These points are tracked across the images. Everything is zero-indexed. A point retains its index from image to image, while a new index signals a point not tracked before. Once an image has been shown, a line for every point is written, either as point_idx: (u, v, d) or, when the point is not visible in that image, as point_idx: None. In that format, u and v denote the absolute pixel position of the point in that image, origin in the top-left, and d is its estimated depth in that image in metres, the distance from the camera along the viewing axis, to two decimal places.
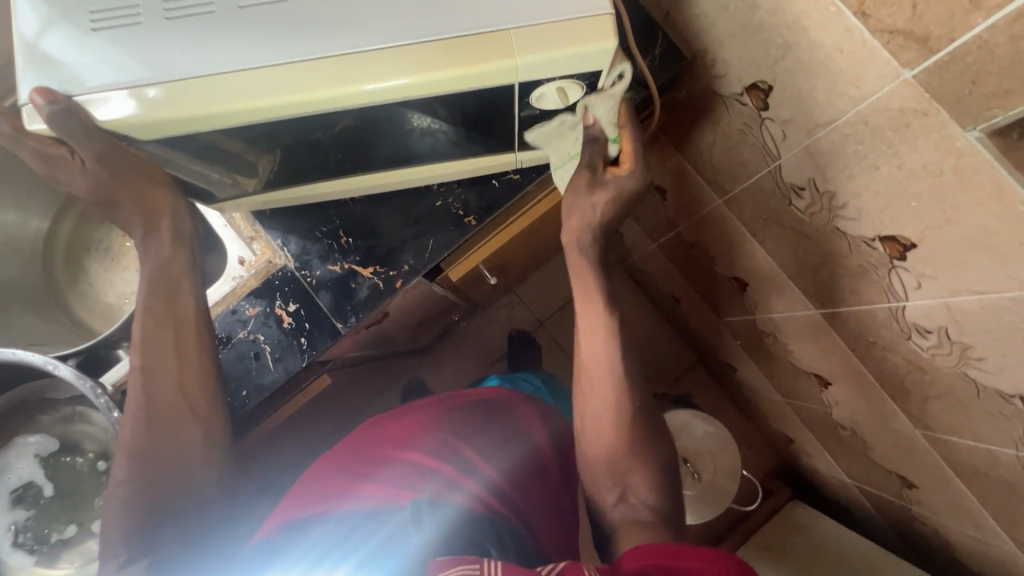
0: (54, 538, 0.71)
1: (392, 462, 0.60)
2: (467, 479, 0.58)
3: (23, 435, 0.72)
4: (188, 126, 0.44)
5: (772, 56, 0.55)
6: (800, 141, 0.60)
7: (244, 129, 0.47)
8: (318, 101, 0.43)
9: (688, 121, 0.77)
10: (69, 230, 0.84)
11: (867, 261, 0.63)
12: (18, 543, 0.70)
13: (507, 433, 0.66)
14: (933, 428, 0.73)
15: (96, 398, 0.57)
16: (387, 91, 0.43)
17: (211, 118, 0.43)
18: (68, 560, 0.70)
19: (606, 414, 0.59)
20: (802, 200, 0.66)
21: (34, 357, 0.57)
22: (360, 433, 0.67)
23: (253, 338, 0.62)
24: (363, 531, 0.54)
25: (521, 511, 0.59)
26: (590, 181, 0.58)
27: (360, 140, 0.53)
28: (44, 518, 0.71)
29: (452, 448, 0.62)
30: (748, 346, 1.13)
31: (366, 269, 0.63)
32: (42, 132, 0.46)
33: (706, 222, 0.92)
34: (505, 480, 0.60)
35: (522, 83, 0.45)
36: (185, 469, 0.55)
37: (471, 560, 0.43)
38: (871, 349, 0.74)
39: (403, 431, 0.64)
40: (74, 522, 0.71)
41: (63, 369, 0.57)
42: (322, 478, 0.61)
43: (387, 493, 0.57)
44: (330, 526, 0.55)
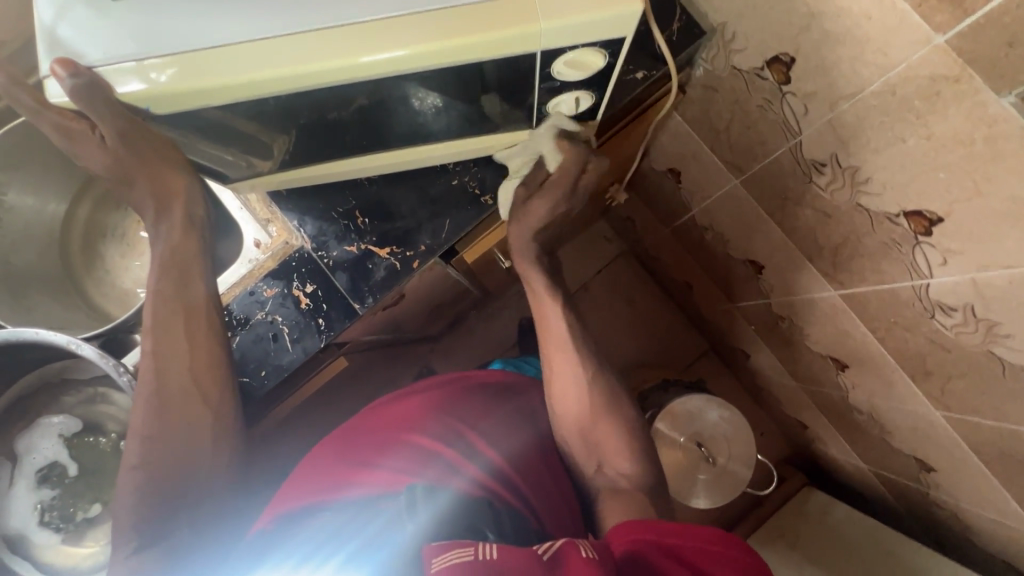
0: (79, 517, 0.72)
1: (394, 448, 0.61)
2: (467, 464, 0.59)
3: (45, 417, 0.72)
4: (204, 100, 0.44)
5: (796, 27, 0.54)
6: (822, 116, 0.58)
7: (259, 106, 0.47)
8: (330, 73, 0.42)
9: (705, 100, 0.76)
10: (86, 215, 0.84)
11: (890, 238, 0.62)
12: (44, 521, 0.71)
13: (510, 420, 0.67)
14: (954, 409, 0.72)
15: (119, 376, 0.58)
16: (387, 64, 0.42)
17: (212, 92, 0.43)
18: (94, 538, 0.71)
19: (572, 389, 0.65)
20: (823, 176, 0.64)
21: (57, 337, 0.57)
22: (359, 417, 0.68)
23: (271, 319, 0.62)
24: (362, 519, 0.53)
25: (527, 493, 0.58)
26: (526, 193, 0.61)
27: (375, 119, 0.52)
28: (69, 497, 0.72)
29: (455, 433, 0.63)
30: (763, 332, 1.12)
31: (382, 250, 0.62)
32: (64, 107, 0.46)
33: (722, 203, 0.90)
34: (511, 463, 0.61)
35: (545, 51, 0.43)
36: (193, 458, 0.56)
37: (465, 544, 0.43)
38: (892, 330, 0.73)
39: (405, 415, 0.65)
40: (99, 501, 0.72)
41: (86, 350, 0.57)
42: (322, 466, 0.62)
43: (388, 478, 0.57)
44: (330, 515, 0.55)
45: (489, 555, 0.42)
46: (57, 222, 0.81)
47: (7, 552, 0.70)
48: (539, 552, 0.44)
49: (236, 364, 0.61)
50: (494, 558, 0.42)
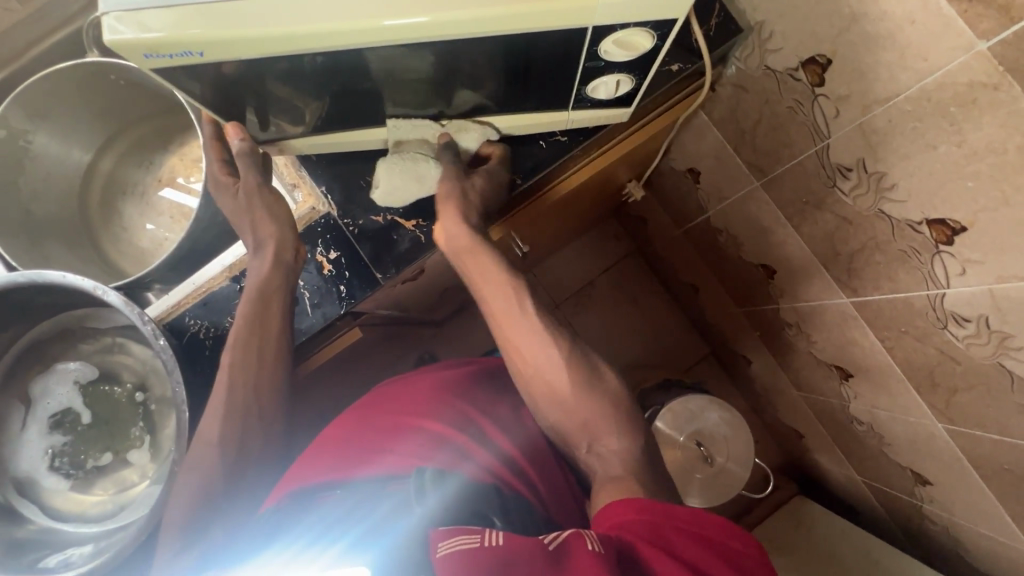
0: (90, 464, 0.72)
1: (405, 434, 0.61)
2: (476, 451, 0.59)
3: (63, 361, 0.73)
4: (235, 51, 0.42)
5: (835, 29, 0.54)
6: (853, 119, 0.59)
7: (290, 62, 0.45)
8: (372, 30, 0.41)
9: (734, 100, 0.76)
10: (110, 166, 0.84)
11: (910, 246, 0.62)
12: (55, 466, 0.71)
13: (518, 410, 0.67)
14: (957, 423, 0.73)
15: (143, 326, 0.57)
16: (407, 30, 0.41)
17: (245, 44, 0.41)
18: (103, 487, 0.72)
19: (555, 382, 0.58)
20: (847, 181, 0.65)
21: (84, 281, 0.57)
22: (372, 398, 0.69)
23: (294, 283, 0.64)
24: (370, 503, 0.52)
25: (536, 480, 0.58)
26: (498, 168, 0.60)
27: (409, 87, 0.51)
28: (81, 444, 0.72)
29: (466, 419, 0.63)
30: (768, 338, 1.13)
31: (408, 222, 0.63)
32: (115, 47, 0.40)
33: (740, 206, 0.91)
34: (520, 451, 0.61)
35: (597, 27, 0.42)
36: (243, 450, 0.60)
37: (469, 532, 0.42)
38: (901, 340, 0.73)
39: (416, 402, 0.65)
40: (111, 451, 0.72)
41: (112, 296, 0.57)
42: (332, 453, 0.61)
43: (399, 464, 0.57)
44: (342, 495, 0.54)
45: (495, 542, 0.41)
46: (80, 173, 0.81)
47: (16, 494, 0.70)
48: (545, 541, 0.42)
49: (291, 332, 0.63)
50: (499, 545, 0.41)
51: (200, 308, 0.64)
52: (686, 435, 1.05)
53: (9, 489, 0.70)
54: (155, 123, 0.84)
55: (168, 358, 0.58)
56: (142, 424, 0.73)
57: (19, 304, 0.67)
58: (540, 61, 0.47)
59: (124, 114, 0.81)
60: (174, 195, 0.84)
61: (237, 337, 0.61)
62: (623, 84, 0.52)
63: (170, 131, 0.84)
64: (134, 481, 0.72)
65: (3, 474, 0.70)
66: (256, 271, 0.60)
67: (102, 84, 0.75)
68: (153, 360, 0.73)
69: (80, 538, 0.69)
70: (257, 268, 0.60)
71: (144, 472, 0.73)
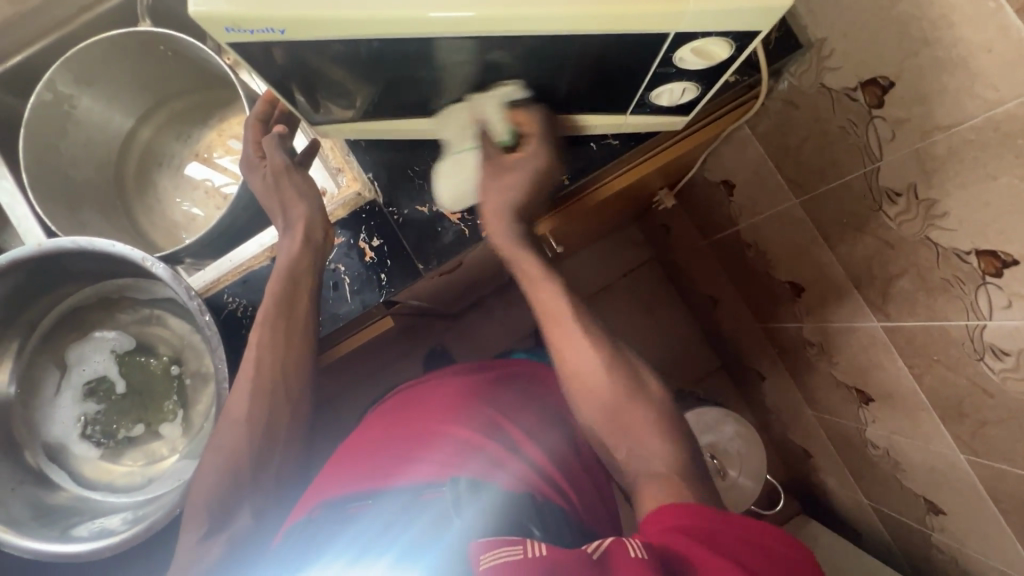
0: (122, 435, 0.73)
1: (435, 442, 0.60)
2: (510, 461, 0.58)
3: (101, 330, 0.73)
4: (313, 32, 0.41)
5: (903, 51, 0.54)
6: (910, 144, 0.59)
7: (361, 49, 0.44)
8: (451, 22, 0.40)
9: (783, 115, 0.76)
10: (149, 135, 0.84)
11: (953, 275, 0.62)
12: (86, 434, 0.73)
13: (545, 418, 0.66)
14: (981, 455, 0.72)
15: (189, 301, 0.57)
16: (455, 23, 0.40)
17: (321, 25, 0.40)
18: (132, 458, 0.73)
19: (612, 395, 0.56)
20: (894, 206, 0.65)
21: (133, 252, 0.57)
22: (397, 404, 0.70)
23: (334, 267, 0.64)
24: (409, 513, 0.52)
25: (567, 490, 0.57)
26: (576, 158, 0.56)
27: (477, 81, 0.50)
28: (115, 414, 0.73)
29: (494, 427, 0.62)
30: (786, 356, 1.13)
31: (453, 214, 0.63)
32: (200, 21, 0.40)
33: (774, 221, 0.91)
34: (553, 463, 0.60)
35: (678, 34, 0.42)
36: (270, 430, 0.60)
37: (512, 543, 0.41)
38: (933, 368, 0.72)
39: (444, 407, 0.65)
40: (142, 422, 0.73)
41: (160, 269, 0.57)
42: (363, 461, 0.61)
43: (431, 472, 0.56)
44: (379, 504, 0.54)
45: (538, 552, 0.40)
46: (119, 139, 0.81)
47: (47, 461, 0.71)
48: (590, 551, 0.41)
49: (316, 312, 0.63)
50: (542, 555, 0.40)
51: (239, 286, 0.64)
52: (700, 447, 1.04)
53: (42, 454, 0.71)
54: (197, 96, 0.84)
55: (212, 334, 0.58)
56: (175, 398, 0.73)
57: (61, 268, 0.66)
58: (615, 64, 0.46)
59: (168, 85, 0.81)
60: (204, 170, 0.83)
61: (265, 314, 0.60)
62: (689, 92, 0.52)
63: (210, 105, 0.84)
64: (163, 454, 0.72)
65: (33, 439, 0.72)
66: (287, 250, 0.60)
67: (151, 54, 0.74)
68: (190, 335, 0.72)
69: (107, 508, 0.69)
70: (287, 246, 0.60)
71: (173, 446, 0.73)
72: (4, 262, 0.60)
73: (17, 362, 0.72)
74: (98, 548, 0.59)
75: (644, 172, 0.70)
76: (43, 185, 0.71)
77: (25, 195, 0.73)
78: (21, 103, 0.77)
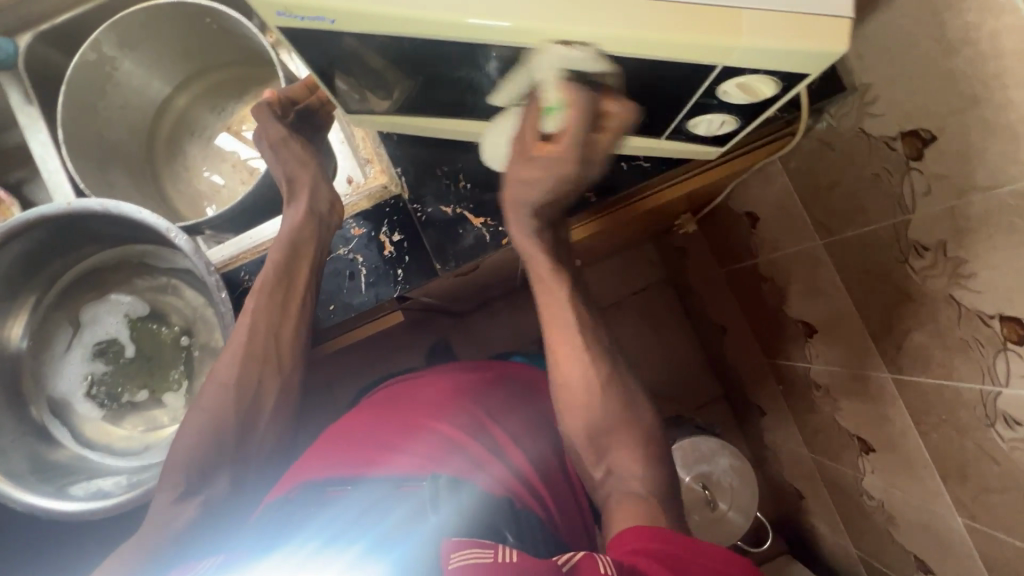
0: (125, 399, 0.74)
1: (416, 438, 0.60)
2: (491, 461, 0.58)
3: (117, 293, 0.74)
4: (361, 23, 0.41)
5: (950, 107, 0.54)
6: (945, 201, 0.58)
7: (407, 48, 0.44)
8: (502, 32, 0.39)
9: (817, 154, 0.75)
10: (185, 103, 0.85)
11: (974, 336, 0.61)
12: (91, 394, 0.73)
13: (530, 421, 0.66)
14: (979, 521, 0.70)
15: (207, 276, 0.57)
16: (505, 34, 0.40)
17: (369, 17, 0.40)
18: (132, 423, 0.74)
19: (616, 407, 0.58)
20: (921, 260, 0.64)
21: (160, 221, 0.57)
22: (384, 398, 0.70)
23: (352, 258, 0.64)
24: (384, 503, 0.50)
25: (545, 497, 0.57)
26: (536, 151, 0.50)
27: (514, 90, 0.49)
28: (120, 377, 0.73)
29: (480, 428, 0.62)
30: (789, 393, 1.11)
31: (476, 219, 0.63)
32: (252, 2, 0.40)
33: (794, 259, 0.90)
34: (533, 468, 0.60)
35: (726, 67, 0.41)
36: (257, 395, 0.61)
37: (484, 545, 0.39)
38: (941, 426, 0.71)
39: (429, 404, 0.65)
40: (147, 389, 0.74)
41: (183, 241, 0.57)
42: (344, 447, 0.61)
43: (412, 466, 0.55)
44: (353, 492, 0.53)
45: (509, 558, 0.38)
46: (154, 105, 0.82)
47: (50, 416, 0.72)
48: (559, 562, 0.40)
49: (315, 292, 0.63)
50: (513, 561, 0.37)
51: (258, 264, 0.65)
52: (692, 475, 1.03)
53: (46, 410, 0.72)
54: (234, 70, 0.84)
55: (226, 311, 0.59)
56: (182, 368, 0.74)
57: (85, 228, 0.67)
58: (655, 93, 0.46)
59: (207, 57, 0.81)
60: (231, 143, 0.84)
61: (267, 283, 0.61)
62: (730, 124, 0.51)
63: (246, 80, 0.84)
64: (163, 423, 0.74)
65: (39, 393, 0.73)
66: (290, 222, 0.60)
67: (195, 25, 0.75)
68: (203, 307, 0.73)
69: (104, 469, 0.70)
70: (291, 216, 0.61)
71: (174, 415, 0.74)
72: (32, 216, 0.60)
73: (33, 315, 0.73)
74: (91, 509, 0.59)
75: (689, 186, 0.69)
76: (78, 142, 0.72)
77: (60, 150, 0.74)
78: (66, 60, 0.78)
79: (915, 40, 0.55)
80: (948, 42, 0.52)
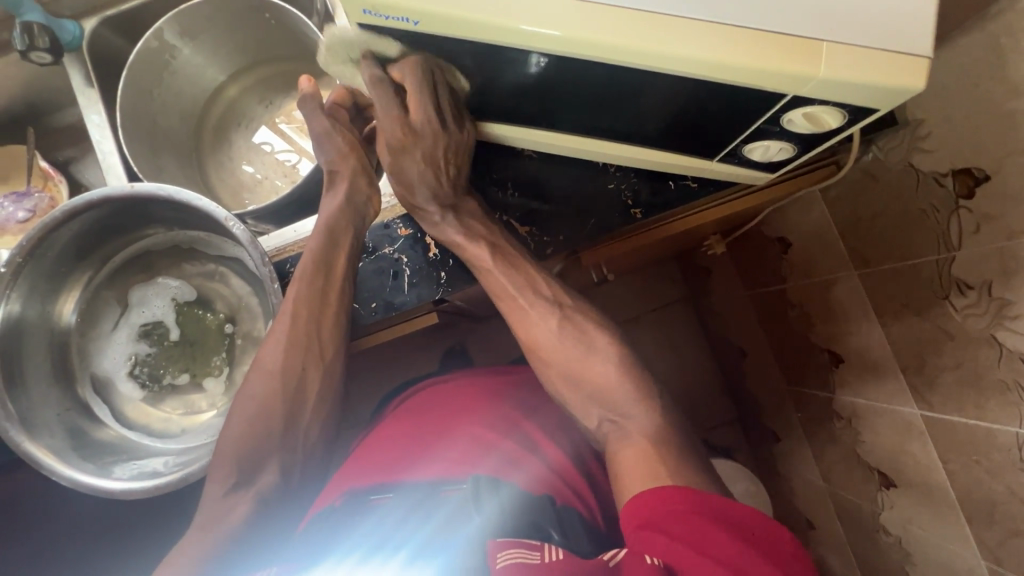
0: (166, 381, 0.75)
1: (452, 438, 0.61)
2: (526, 457, 0.58)
3: (165, 276, 0.76)
4: (444, 28, 0.41)
5: (1007, 148, 0.54)
6: (994, 241, 0.58)
7: (482, 55, 0.45)
8: (583, 46, 0.40)
9: (860, 185, 0.76)
10: (235, 93, 0.86)
11: (1014, 379, 0.60)
12: (134, 373, 0.75)
13: (561, 420, 0.66)
14: (1003, 566, 0.69)
15: (261, 267, 0.59)
16: (585, 47, 0.40)
17: (451, 22, 0.40)
18: (171, 406, 0.75)
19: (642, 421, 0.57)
20: (963, 298, 0.64)
21: (218, 210, 0.58)
22: (421, 399, 0.71)
23: (397, 257, 0.65)
24: (425, 506, 0.52)
25: (585, 491, 0.57)
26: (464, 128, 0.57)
27: (574, 102, 0.50)
28: (164, 359, 0.75)
29: (514, 426, 0.63)
30: (808, 422, 1.10)
31: (522, 228, 0.66)
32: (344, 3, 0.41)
33: (826, 288, 0.89)
34: (571, 462, 0.61)
35: (797, 96, 0.41)
36: (302, 386, 0.62)
37: (530, 547, 0.40)
38: (969, 467, 0.70)
39: (463, 406, 0.66)
40: (188, 373, 0.75)
41: (239, 230, 0.58)
42: (385, 447, 0.63)
43: (449, 468, 0.57)
44: (396, 498, 0.54)
45: (555, 557, 0.39)
46: (206, 94, 0.84)
47: (93, 394, 0.73)
48: (606, 559, 0.41)
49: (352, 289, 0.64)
50: (561, 559, 0.39)
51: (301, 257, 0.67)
52: None
53: (89, 388, 0.73)
54: (285, 65, 0.86)
55: (276, 302, 0.61)
56: (223, 355, 0.76)
57: (142, 211, 0.69)
58: (719, 115, 0.47)
59: (263, 51, 0.83)
60: (276, 136, 0.85)
61: (308, 275, 0.61)
62: (786, 152, 0.51)
63: (295, 75, 0.85)
64: (201, 408, 0.75)
65: (84, 371, 0.74)
66: (333, 207, 0.62)
67: (254, 18, 0.76)
68: (247, 296, 0.76)
69: (143, 450, 0.71)
70: (327, 205, 0.62)
71: (212, 402, 0.75)
72: (96, 198, 0.62)
73: (83, 293, 0.74)
74: (134, 489, 0.60)
75: (733, 209, 0.69)
76: (133, 125, 0.74)
77: (114, 132, 0.75)
78: (126, 45, 0.80)
79: (977, 80, 0.55)
80: (1011, 84, 0.52)
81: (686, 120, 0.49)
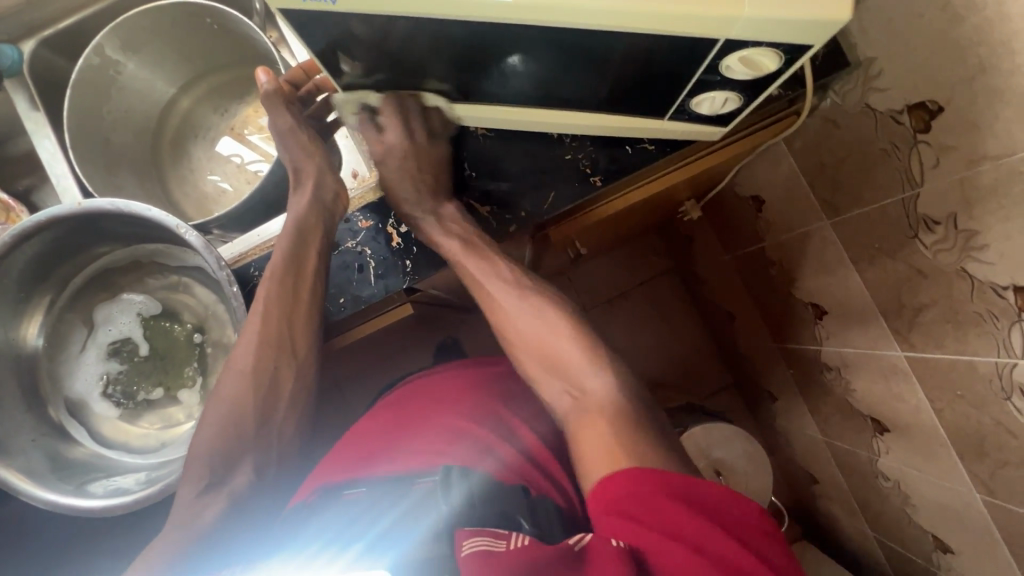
0: (140, 397, 0.75)
1: (428, 430, 0.61)
2: (503, 445, 0.59)
3: (128, 293, 0.76)
4: (367, 6, 0.41)
5: (957, 76, 0.54)
6: (954, 172, 0.58)
7: (413, 33, 0.44)
8: (508, 9, 0.39)
9: (823, 132, 0.75)
10: (188, 104, 0.85)
11: (989, 310, 0.60)
12: (107, 393, 0.75)
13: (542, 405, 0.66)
14: (997, 496, 0.70)
15: (217, 271, 0.58)
16: (510, 11, 0.40)
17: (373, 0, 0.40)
18: (148, 421, 0.75)
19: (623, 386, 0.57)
20: (932, 234, 0.63)
21: (167, 218, 0.58)
22: (397, 393, 0.71)
23: (360, 250, 0.65)
24: (398, 497, 0.52)
25: (557, 474, 0.57)
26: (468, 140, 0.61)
27: (516, 70, 0.49)
28: (136, 375, 0.75)
29: (492, 415, 0.63)
30: (800, 376, 1.11)
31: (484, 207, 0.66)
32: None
33: (802, 240, 0.89)
34: (546, 447, 0.61)
35: (729, 40, 0.41)
36: (275, 382, 0.62)
37: (494, 535, 0.41)
38: (955, 403, 0.70)
39: (441, 399, 0.66)
40: (161, 386, 0.75)
41: (193, 237, 0.58)
42: (360, 445, 0.63)
43: (423, 461, 0.57)
44: (371, 492, 0.55)
45: (520, 543, 0.40)
46: (160, 107, 0.83)
47: (67, 416, 0.73)
48: (571, 543, 0.41)
49: None
50: (525, 547, 0.39)
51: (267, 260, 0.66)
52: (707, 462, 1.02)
53: (63, 411, 0.73)
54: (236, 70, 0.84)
55: (238, 306, 0.60)
56: (196, 365, 0.75)
57: (98, 229, 0.68)
58: (659, 69, 0.46)
59: (211, 58, 0.82)
60: (236, 143, 0.84)
61: (277, 275, 0.61)
62: (733, 101, 0.50)
63: (248, 80, 0.84)
64: (178, 420, 0.75)
65: (58, 394, 0.74)
66: (297, 208, 0.62)
67: (196, 24, 0.75)
68: (215, 306, 0.75)
69: (122, 468, 0.71)
70: (296, 204, 0.62)
71: (190, 413, 0.75)
72: (44, 218, 0.61)
73: (47, 316, 0.74)
74: (112, 505, 0.60)
75: (694, 169, 0.69)
76: (84, 145, 0.73)
77: (66, 155, 0.75)
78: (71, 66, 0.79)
79: (921, 10, 0.55)
80: (953, 9, 0.52)
81: (628, 77, 0.48)
